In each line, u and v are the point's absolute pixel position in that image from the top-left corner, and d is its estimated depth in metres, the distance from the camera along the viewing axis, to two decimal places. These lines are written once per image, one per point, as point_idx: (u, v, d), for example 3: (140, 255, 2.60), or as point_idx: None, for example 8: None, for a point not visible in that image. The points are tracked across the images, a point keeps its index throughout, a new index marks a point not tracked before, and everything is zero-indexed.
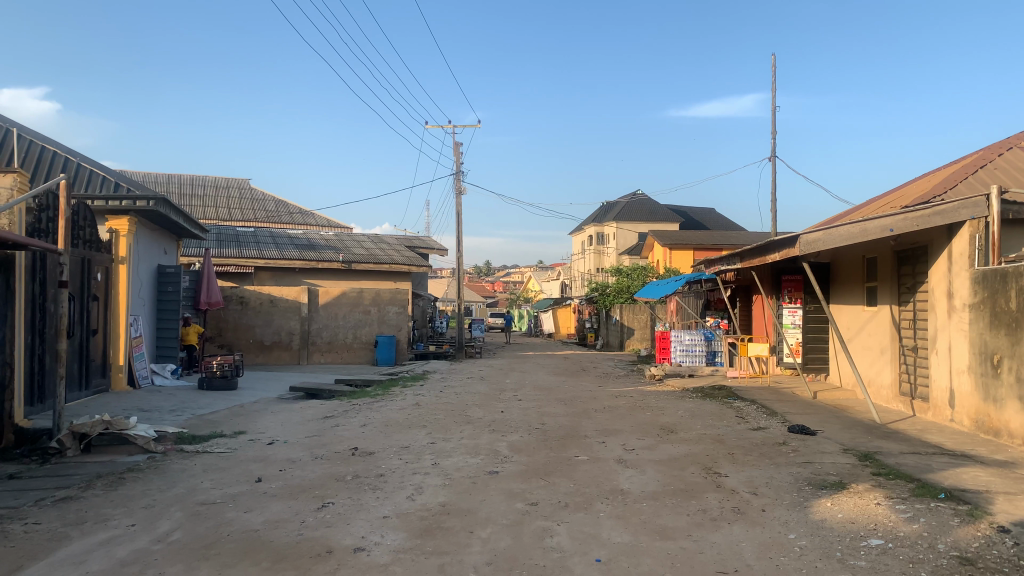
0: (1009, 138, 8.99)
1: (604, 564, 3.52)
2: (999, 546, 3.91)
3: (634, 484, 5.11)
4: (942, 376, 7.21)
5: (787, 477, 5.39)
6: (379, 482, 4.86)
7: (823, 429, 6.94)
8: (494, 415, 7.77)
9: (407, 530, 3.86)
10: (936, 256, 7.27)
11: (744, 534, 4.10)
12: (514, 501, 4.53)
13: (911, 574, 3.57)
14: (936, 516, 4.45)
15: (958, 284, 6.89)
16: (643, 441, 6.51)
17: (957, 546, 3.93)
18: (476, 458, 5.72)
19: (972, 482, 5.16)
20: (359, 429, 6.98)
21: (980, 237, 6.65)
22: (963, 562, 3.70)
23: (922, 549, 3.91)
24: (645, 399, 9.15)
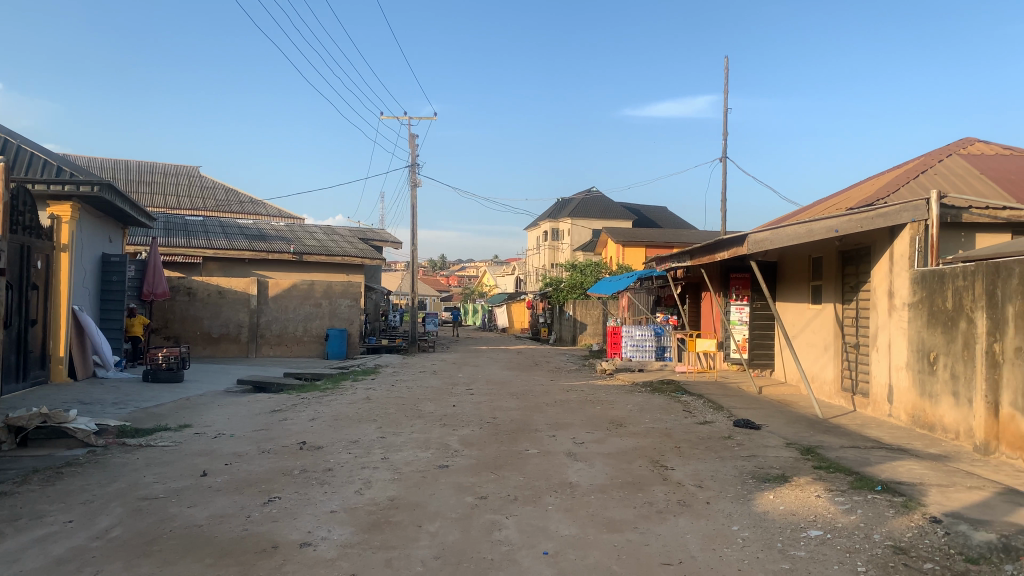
0: (950, 144, 9.31)
1: (551, 556, 3.55)
2: (932, 536, 4.07)
3: (582, 477, 5.17)
4: (881, 372, 7.45)
5: (732, 470, 5.52)
6: (327, 477, 4.82)
7: (767, 423, 7.11)
8: (445, 409, 7.76)
9: (355, 525, 3.84)
10: (879, 256, 7.51)
11: (688, 527, 4.18)
12: (463, 494, 4.54)
13: (848, 563, 3.69)
14: (873, 507, 4.61)
15: (899, 284, 7.12)
16: (592, 435, 6.58)
17: (892, 536, 4.08)
18: (425, 452, 5.71)
19: (907, 474, 5.36)
20: (307, 423, 6.89)
21: (920, 238, 6.88)
22: (898, 551, 3.84)
23: (859, 539, 4.05)
24: (596, 393, 9.24)
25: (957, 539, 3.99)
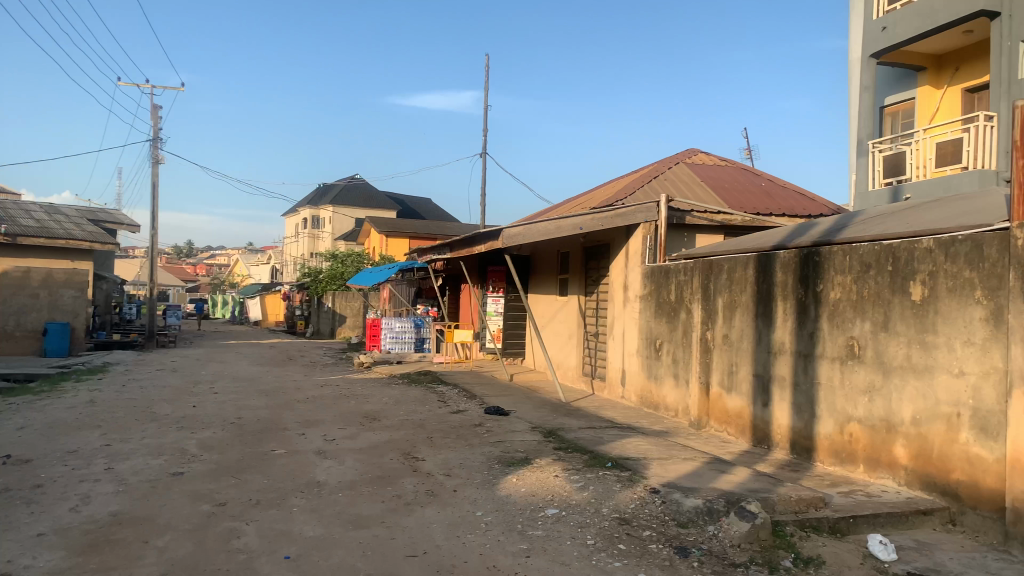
0: (678, 154, 10.48)
1: (293, 561, 3.48)
2: (650, 505, 4.60)
3: (332, 475, 5.11)
4: (616, 358, 8.22)
5: (480, 457, 5.78)
6: (35, 496, 4.27)
7: (516, 409, 7.54)
8: (185, 410, 7.23)
9: (67, 548, 3.46)
10: (616, 253, 8.27)
11: (435, 516, 4.33)
12: (200, 503, 4.28)
13: (578, 538, 4.06)
14: (603, 483, 5.09)
15: (632, 278, 7.90)
16: (344, 431, 6.52)
17: (616, 509, 4.54)
18: (158, 459, 5.29)
19: (633, 451, 5.99)
20: (13, 433, 6.04)
21: (650, 238, 7.68)
22: (621, 522, 4.29)
23: (589, 514, 4.46)
24: (352, 388, 9.15)
25: (669, 506, 4.55)
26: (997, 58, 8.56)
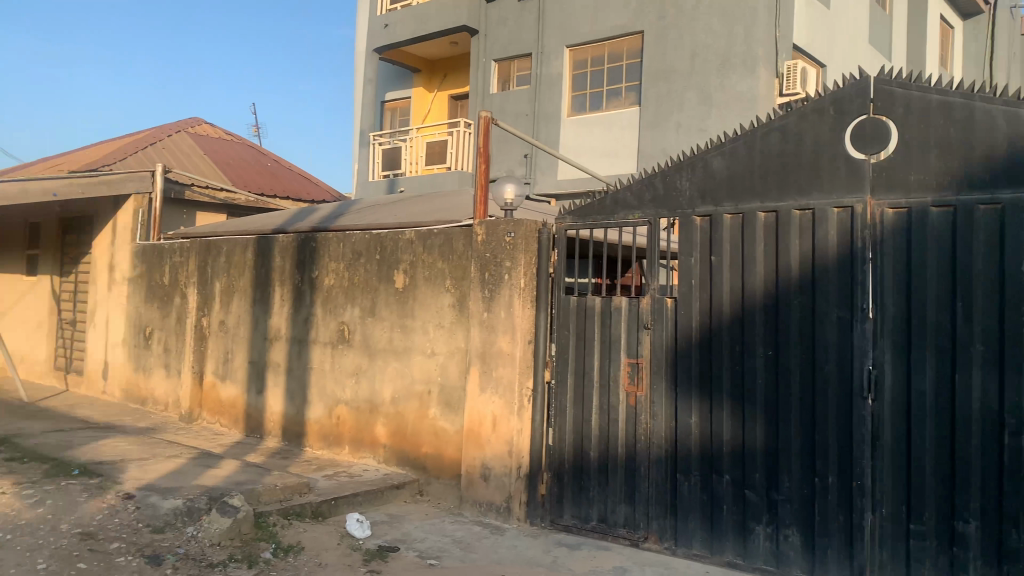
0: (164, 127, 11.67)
1: None
2: (122, 513, 4.63)
3: None
4: (98, 349, 9.22)
5: None
6: None
7: None
8: None
9: None
10: (103, 226, 9.23)
11: None
12: None
13: (24, 564, 3.94)
14: (65, 494, 4.77)
15: (122, 257, 8.94)
16: None
17: (80, 522, 4.45)
18: None
19: (110, 453, 5.72)
20: None
21: (143, 212, 8.82)
22: (85, 537, 4.29)
23: (44, 533, 4.29)
24: None
25: (144, 511, 4.67)
26: (477, 73, 11.96)
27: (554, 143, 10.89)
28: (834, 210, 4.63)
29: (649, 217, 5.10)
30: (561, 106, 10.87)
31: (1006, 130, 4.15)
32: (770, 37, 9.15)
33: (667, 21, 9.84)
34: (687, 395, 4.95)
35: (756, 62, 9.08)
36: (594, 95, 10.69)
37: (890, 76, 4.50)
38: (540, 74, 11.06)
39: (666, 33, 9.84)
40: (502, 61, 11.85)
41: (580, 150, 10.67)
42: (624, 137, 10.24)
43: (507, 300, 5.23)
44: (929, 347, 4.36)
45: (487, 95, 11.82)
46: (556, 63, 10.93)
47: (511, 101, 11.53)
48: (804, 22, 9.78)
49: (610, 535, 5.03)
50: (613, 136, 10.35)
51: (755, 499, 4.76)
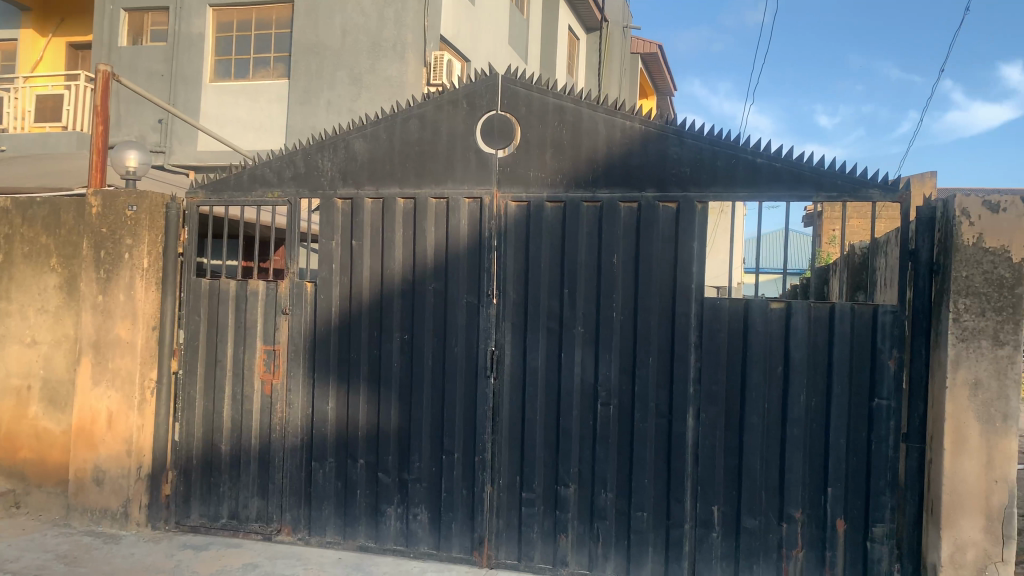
0: None
1: None
2: None
3: None
4: None
5: None
6: None
7: None
8: None
9: None
10: None
11: None
12: None
13: None
14: None
15: None
16: None
17: None
18: None
19: None
20: None
21: None
22: None
23: None
24: None
25: None
26: (101, 20, 10.43)
27: (193, 111, 9.88)
28: (466, 201, 4.58)
29: (288, 198, 4.70)
30: (201, 70, 9.89)
31: (605, 136, 4.42)
32: (419, 25, 8.95)
33: None
34: (324, 381, 4.66)
35: (406, 47, 8.96)
36: (240, 61, 9.88)
37: (516, 75, 4.56)
38: (177, 32, 9.99)
39: (316, 7, 9.31)
40: (133, 11, 10.48)
41: (223, 121, 9.79)
42: (271, 110, 9.56)
43: (127, 282, 4.53)
44: (542, 328, 4.50)
45: (114, 48, 10.41)
46: (197, 23, 9.95)
47: (143, 57, 10.28)
48: (450, 14, 9.53)
49: (241, 531, 4.66)
50: (259, 108, 9.63)
51: (387, 482, 4.63)
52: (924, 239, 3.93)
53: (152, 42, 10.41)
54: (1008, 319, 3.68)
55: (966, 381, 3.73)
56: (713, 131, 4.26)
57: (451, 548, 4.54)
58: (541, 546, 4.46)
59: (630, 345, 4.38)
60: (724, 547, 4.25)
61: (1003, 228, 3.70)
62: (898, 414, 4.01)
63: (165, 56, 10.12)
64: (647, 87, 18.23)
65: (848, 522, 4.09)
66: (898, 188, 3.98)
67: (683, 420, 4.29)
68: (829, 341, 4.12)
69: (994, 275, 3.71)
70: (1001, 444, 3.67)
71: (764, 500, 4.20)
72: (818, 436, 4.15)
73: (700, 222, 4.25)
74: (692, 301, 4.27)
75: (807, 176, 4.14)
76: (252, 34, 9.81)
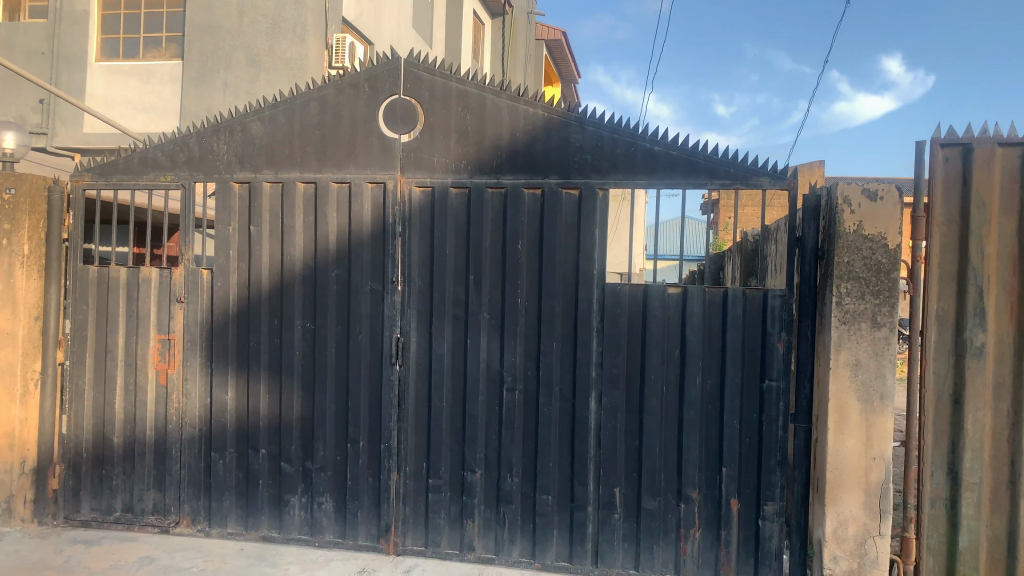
0: None
1: None
2: None
3: None
4: None
5: None
6: None
7: None
8: None
9: None
10: None
11: None
12: None
13: None
14: None
15: None
16: None
17: None
18: None
19: None
20: None
21: None
22: None
23: None
24: None
25: None
26: None
27: (77, 92, 9.25)
28: (300, 184, 4.07)
29: (182, 182, 4.18)
30: (87, 49, 9.25)
31: (510, 124, 3.83)
32: (321, 6, 8.54)
33: None
34: (223, 367, 4.15)
35: (305, 30, 8.44)
36: (128, 41, 9.23)
37: (418, 58, 3.94)
38: (59, 9, 9.29)
39: None
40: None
41: (110, 104, 9.21)
42: (163, 92, 9.02)
43: (5, 267, 4.16)
44: (447, 314, 3.93)
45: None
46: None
47: (20, 34, 9.51)
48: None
49: (137, 524, 4.23)
50: (149, 90, 9.06)
51: (290, 471, 4.09)
52: (810, 227, 3.48)
53: (29, 18, 9.58)
54: (885, 303, 3.25)
55: (846, 363, 3.29)
56: (613, 117, 3.70)
57: (356, 536, 4.00)
58: (448, 532, 3.92)
59: (534, 331, 3.83)
60: (625, 528, 3.74)
61: (879, 216, 3.25)
62: (787, 396, 3.54)
63: (46, 33, 9.38)
64: (553, 74, 18.20)
65: (742, 501, 3.62)
66: (786, 176, 3.51)
67: (586, 403, 3.77)
68: (723, 326, 3.62)
69: (871, 262, 3.26)
70: (879, 422, 3.25)
71: (662, 481, 3.70)
72: (714, 419, 3.65)
73: (602, 209, 3.73)
74: (594, 286, 3.74)
75: (702, 165, 3.63)
76: (142, 11, 9.14)
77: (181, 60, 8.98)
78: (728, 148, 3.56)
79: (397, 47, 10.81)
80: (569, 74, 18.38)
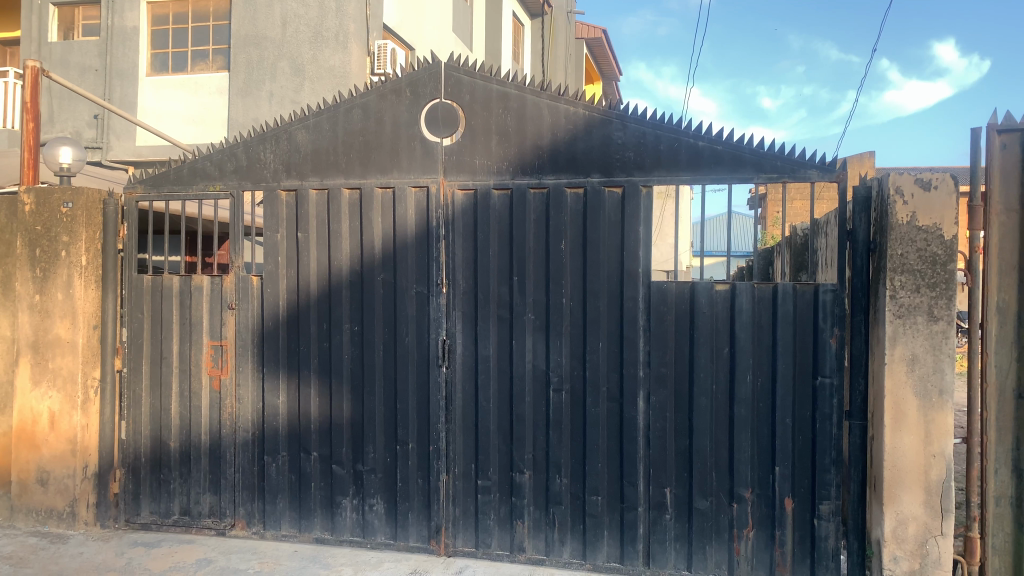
0: None
1: None
2: None
3: None
4: None
5: None
6: None
7: None
8: None
9: None
10: None
11: None
12: None
13: None
14: None
15: None
16: None
17: None
18: None
19: None
20: None
21: None
22: None
23: None
24: None
25: None
26: (29, 14, 9.89)
27: (127, 106, 9.50)
28: (345, 190, 4.11)
29: (230, 191, 4.26)
30: (138, 64, 9.47)
31: (550, 123, 3.82)
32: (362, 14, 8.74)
33: None
34: (274, 374, 4.22)
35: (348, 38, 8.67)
36: (175, 55, 9.46)
37: (459, 61, 3.96)
38: (110, 26, 9.53)
39: None
40: (63, 4, 9.95)
41: (159, 117, 9.44)
42: (211, 104, 9.23)
43: (65, 279, 4.32)
44: (492, 315, 3.93)
45: (44, 43, 9.83)
46: (131, 16, 9.48)
47: (74, 52, 9.78)
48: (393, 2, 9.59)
49: (194, 527, 4.32)
50: (197, 102, 9.28)
51: (342, 473, 4.14)
52: (861, 219, 3.38)
53: (83, 37, 9.89)
54: (942, 295, 3.16)
55: (902, 358, 3.20)
56: (656, 114, 3.66)
57: (408, 537, 4.03)
58: (498, 534, 3.92)
59: (580, 330, 3.82)
60: (677, 528, 3.70)
61: (934, 206, 3.16)
62: (840, 392, 3.47)
63: (97, 50, 9.64)
64: (593, 72, 18.10)
65: (796, 500, 3.55)
66: (835, 168, 3.44)
67: (634, 403, 3.73)
68: (773, 322, 3.55)
69: (927, 253, 3.18)
70: (937, 418, 3.16)
71: (714, 481, 3.65)
72: (765, 417, 3.59)
73: (645, 206, 3.70)
74: (640, 285, 3.71)
75: (748, 159, 3.57)
76: (189, 26, 9.39)
77: (227, 72, 9.18)
78: (774, 142, 3.49)
79: (439, 53, 10.87)
80: (609, 72, 18.33)
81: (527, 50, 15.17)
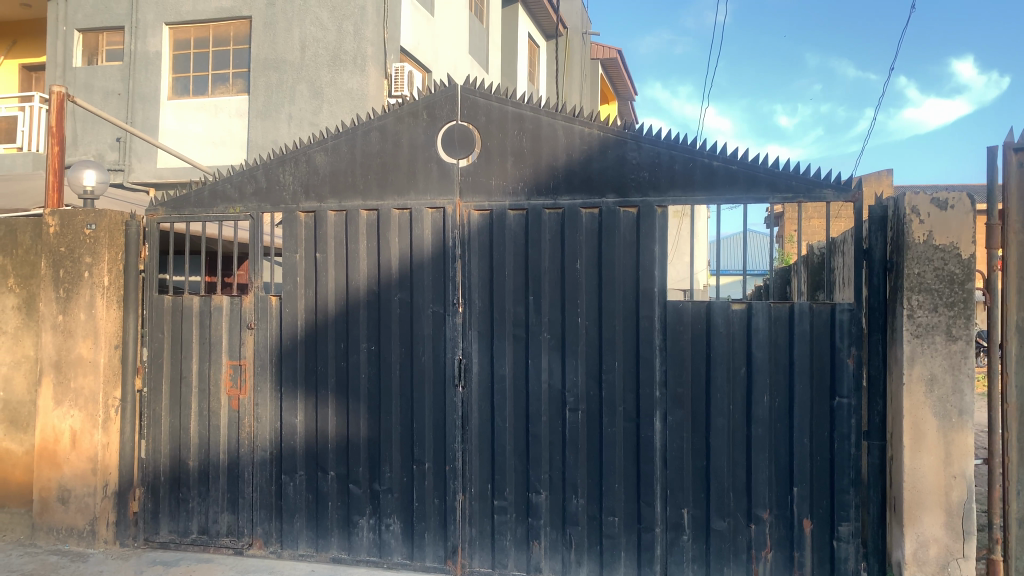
0: None
1: None
2: None
3: None
4: None
5: None
6: None
7: None
8: None
9: None
10: None
11: None
12: None
13: None
14: None
15: None
16: None
17: None
18: None
19: None
20: None
21: None
22: None
23: None
24: None
25: None
26: (54, 40, 10.02)
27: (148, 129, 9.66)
28: (363, 212, 4.16)
29: (250, 212, 4.31)
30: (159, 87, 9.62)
31: (565, 143, 3.86)
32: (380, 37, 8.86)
33: (275, 8, 9.13)
34: (292, 393, 4.25)
35: (366, 60, 8.79)
36: (195, 78, 9.63)
37: (475, 84, 4.01)
38: (133, 51, 9.68)
39: (273, 22, 9.13)
40: (87, 30, 10.13)
41: (179, 138, 9.60)
42: (229, 125, 9.37)
43: (87, 300, 4.39)
44: (508, 334, 3.95)
45: (68, 67, 10.00)
46: (153, 41, 9.64)
47: (99, 77, 9.99)
48: (410, 25, 9.72)
49: (212, 546, 4.33)
50: (216, 124, 9.43)
51: (358, 492, 4.15)
52: (877, 238, 3.38)
53: (106, 62, 10.07)
54: (960, 314, 3.15)
55: (921, 378, 3.18)
56: (671, 134, 3.69)
57: (424, 558, 4.03)
58: (515, 554, 3.91)
59: (596, 350, 3.82)
60: (695, 549, 3.68)
61: (951, 225, 3.15)
62: (858, 413, 3.45)
63: (120, 74, 9.82)
64: (608, 92, 18.19)
65: (815, 521, 3.52)
66: (851, 188, 3.44)
67: (651, 423, 3.72)
68: (790, 341, 3.55)
69: (944, 272, 3.17)
70: (957, 439, 3.14)
71: (732, 502, 3.63)
72: (783, 437, 3.57)
73: (660, 225, 3.72)
74: (656, 304, 3.71)
75: (763, 178, 3.58)
76: (210, 50, 9.57)
77: (246, 94, 9.33)
78: (788, 161, 3.51)
79: (455, 75, 10.97)
80: (624, 91, 18.38)
81: (542, 69, 15.28)
